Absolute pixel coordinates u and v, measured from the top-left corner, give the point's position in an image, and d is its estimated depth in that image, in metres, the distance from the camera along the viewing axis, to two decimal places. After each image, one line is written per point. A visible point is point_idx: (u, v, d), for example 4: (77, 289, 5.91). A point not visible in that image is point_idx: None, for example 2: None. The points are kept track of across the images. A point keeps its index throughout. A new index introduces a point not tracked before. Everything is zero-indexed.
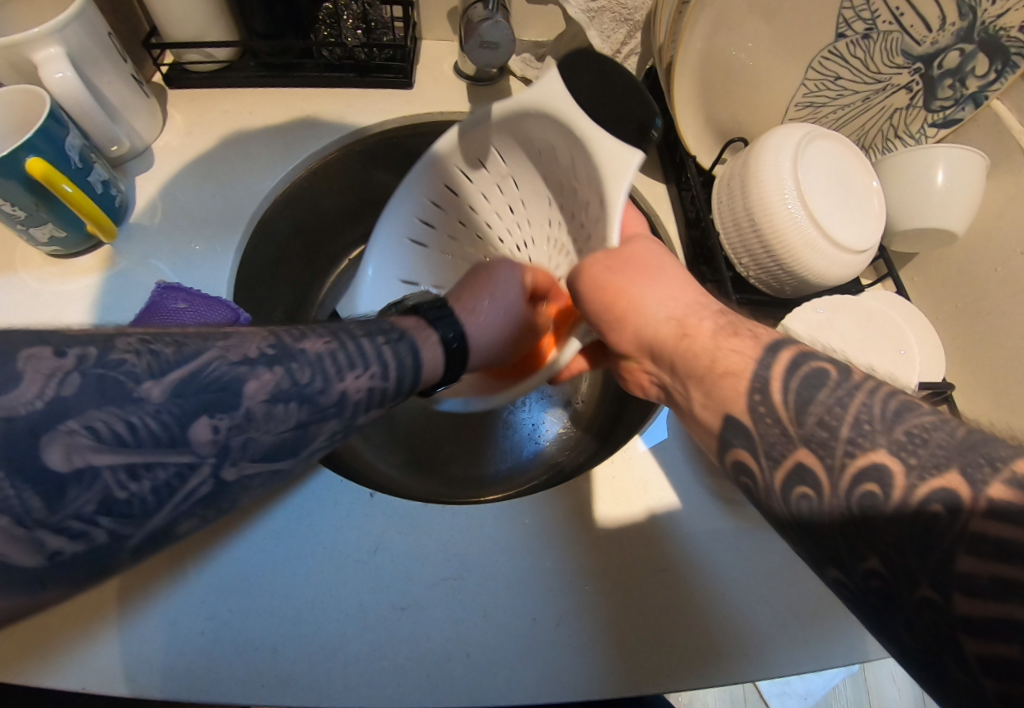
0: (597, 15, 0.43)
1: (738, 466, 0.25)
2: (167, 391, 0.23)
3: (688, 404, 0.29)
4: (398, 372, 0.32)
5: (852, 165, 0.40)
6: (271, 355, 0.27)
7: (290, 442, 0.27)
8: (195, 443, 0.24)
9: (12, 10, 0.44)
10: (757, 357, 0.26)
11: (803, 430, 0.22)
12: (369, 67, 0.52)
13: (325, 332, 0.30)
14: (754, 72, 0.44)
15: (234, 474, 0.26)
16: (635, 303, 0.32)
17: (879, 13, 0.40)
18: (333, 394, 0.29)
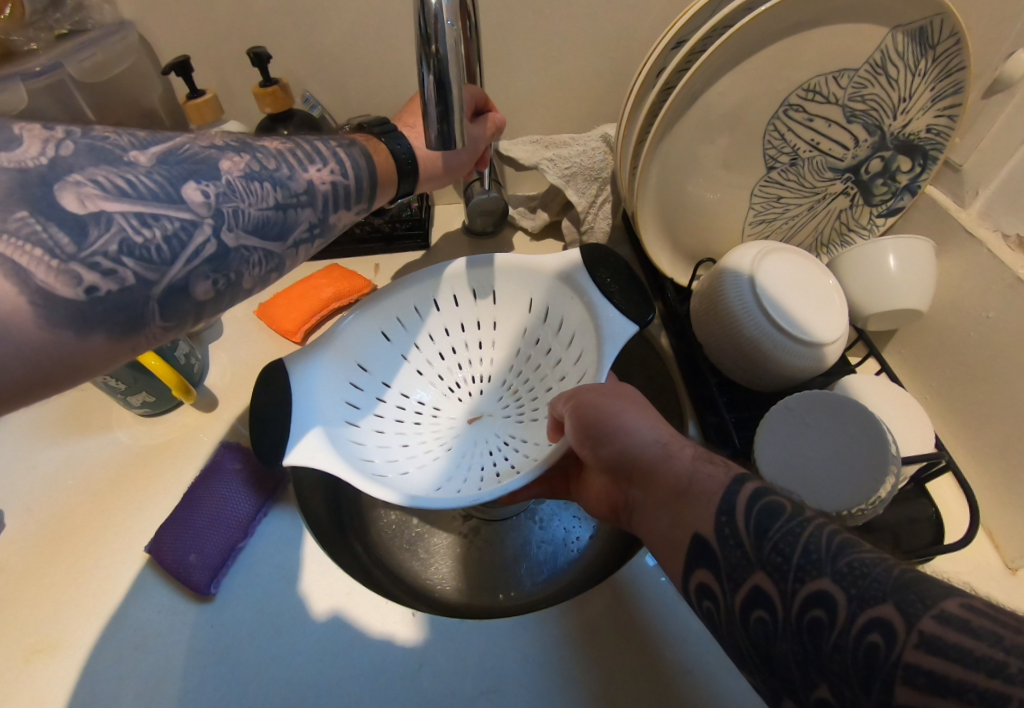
0: (572, 177, 0.53)
1: (704, 591, 0.30)
2: (152, 159, 0.29)
3: (663, 524, 0.34)
4: (355, 173, 0.40)
5: (807, 267, 0.47)
6: (236, 145, 0.34)
7: (272, 221, 0.34)
8: (191, 202, 0.30)
9: None
10: (725, 483, 0.31)
11: (761, 555, 0.27)
12: (393, 236, 0.64)
13: (283, 139, 0.37)
14: (710, 200, 0.51)
15: (232, 241, 0.32)
16: (616, 435, 0.38)
17: (798, 147, 0.48)
18: (300, 181, 0.36)
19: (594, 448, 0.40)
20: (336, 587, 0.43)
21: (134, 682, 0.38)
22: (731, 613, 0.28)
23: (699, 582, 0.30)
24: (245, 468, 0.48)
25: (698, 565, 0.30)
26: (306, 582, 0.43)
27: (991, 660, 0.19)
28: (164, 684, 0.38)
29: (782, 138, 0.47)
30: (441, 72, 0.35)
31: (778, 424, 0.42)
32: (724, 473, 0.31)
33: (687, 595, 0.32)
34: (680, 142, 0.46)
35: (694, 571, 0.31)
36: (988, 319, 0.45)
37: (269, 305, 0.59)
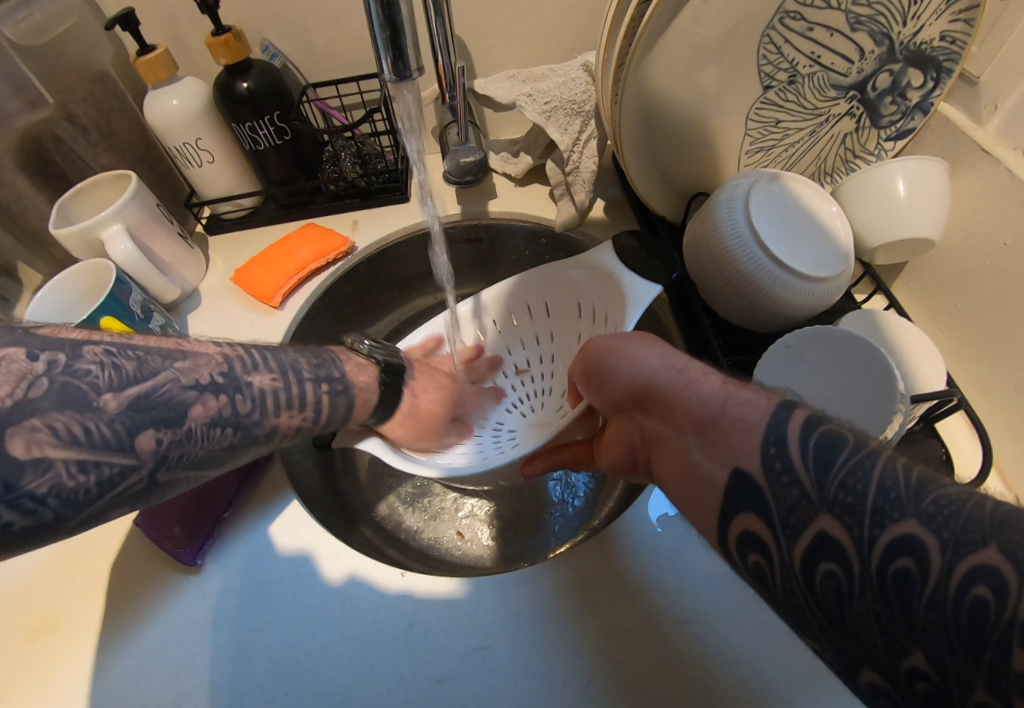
0: (553, 112, 0.48)
1: (749, 543, 0.27)
2: (122, 404, 0.28)
3: (688, 455, 0.32)
4: (327, 412, 0.41)
5: (809, 192, 0.43)
6: (219, 384, 0.33)
7: (221, 456, 0.34)
8: (141, 449, 0.29)
9: (84, 199, 0.55)
10: (771, 412, 0.28)
11: (825, 495, 0.23)
12: (371, 190, 0.59)
13: (274, 368, 0.37)
14: (702, 130, 0.47)
15: (167, 476, 0.30)
16: (631, 369, 0.39)
17: (796, 61, 0.44)
18: (266, 424, 0.36)
19: (609, 390, 0.41)
20: (325, 552, 0.42)
21: (135, 648, 0.38)
22: (789, 569, 0.24)
23: (744, 527, 0.27)
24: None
25: (738, 511, 0.27)
26: (296, 550, 0.42)
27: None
28: (160, 650, 0.38)
29: (779, 51, 0.43)
30: None
31: (773, 364, 0.40)
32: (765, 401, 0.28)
33: (727, 554, 0.28)
34: (671, 64, 0.41)
35: (734, 520, 0.28)
36: (1007, 247, 0.42)
37: (244, 271, 0.56)
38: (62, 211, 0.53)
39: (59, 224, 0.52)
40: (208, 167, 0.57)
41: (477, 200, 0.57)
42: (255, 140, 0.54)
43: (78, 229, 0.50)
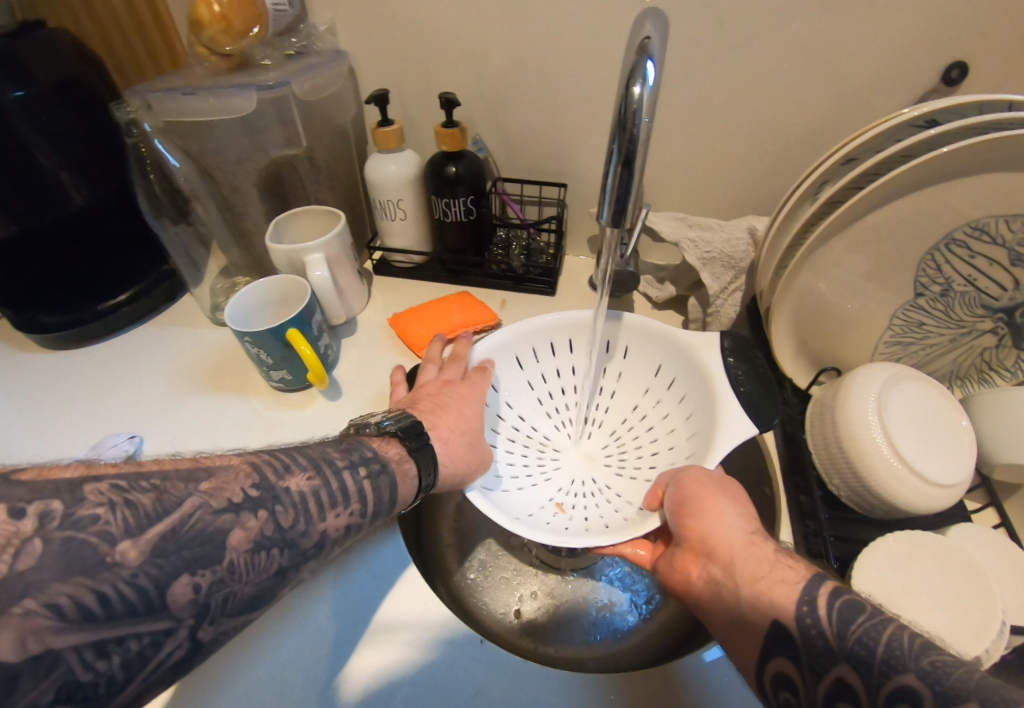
0: (711, 262, 0.55)
1: (782, 681, 0.32)
2: (144, 552, 0.25)
3: (733, 600, 0.36)
4: (374, 509, 0.38)
5: (941, 403, 0.47)
6: (255, 498, 0.31)
7: (267, 591, 0.31)
8: (174, 606, 0.26)
9: (296, 221, 0.66)
10: (806, 579, 0.33)
11: (844, 646, 0.29)
12: (524, 278, 0.67)
13: (309, 466, 0.35)
14: (844, 310, 0.52)
15: (209, 634, 0.28)
16: (712, 517, 0.40)
17: (951, 279, 0.48)
18: (314, 534, 0.34)
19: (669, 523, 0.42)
20: (413, 593, 0.47)
21: None
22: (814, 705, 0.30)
23: (778, 671, 0.32)
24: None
25: (777, 653, 0.32)
26: (389, 582, 0.47)
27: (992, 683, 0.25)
28: (255, 636, 0.43)
29: (938, 269, 0.48)
30: (631, 154, 0.41)
31: (882, 549, 0.42)
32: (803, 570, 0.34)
33: (760, 691, 0.33)
34: (830, 251, 0.48)
35: (771, 660, 0.33)
36: None
37: (402, 317, 0.64)
38: (277, 228, 0.64)
39: (273, 238, 0.63)
40: (398, 223, 0.67)
41: (615, 310, 0.63)
42: (445, 213, 0.64)
43: (289, 249, 0.59)
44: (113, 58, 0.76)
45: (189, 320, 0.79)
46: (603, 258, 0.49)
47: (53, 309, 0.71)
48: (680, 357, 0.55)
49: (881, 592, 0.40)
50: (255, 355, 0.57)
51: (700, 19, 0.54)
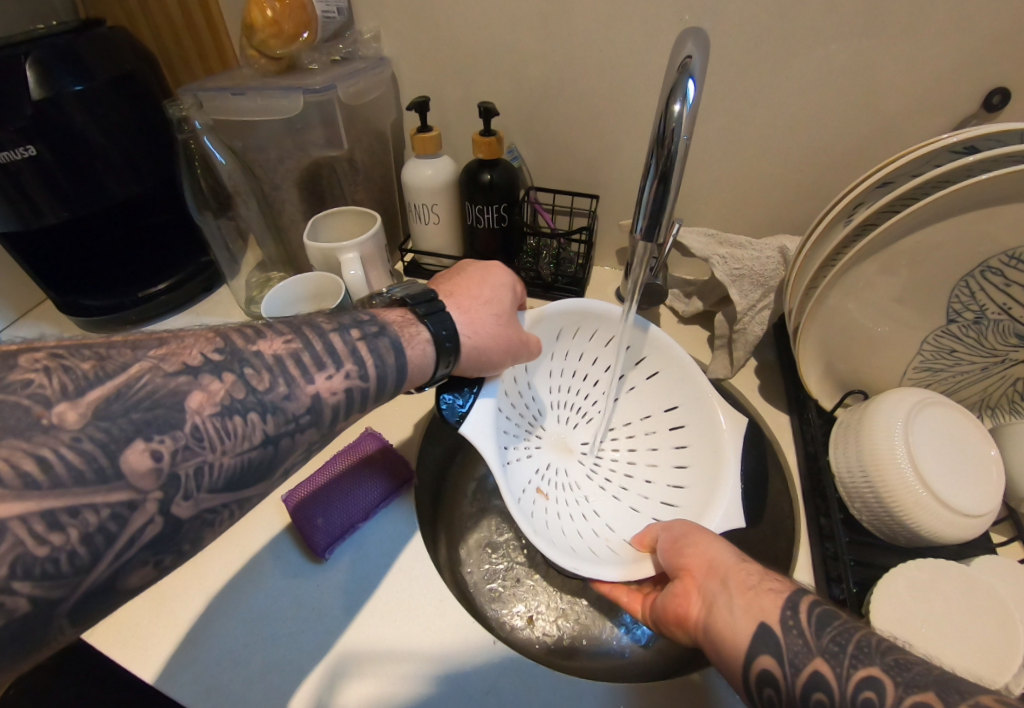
0: (739, 279, 0.55)
1: (766, 682, 0.32)
2: (83, 416, 0.27)
3: (720, 613, 0.35)
4: (376, 374, 0.40)
5: (970, 431, 0.47)
6: (218, 363, 0.33)
7: (257, 459, 0.33)
8: (131, 477, 0.27)
9: (333, 222, 0.68)
10: (788, 591, 0.35)
11: (820, 644, 0.31)
12: (552, 286, 0.68)
13: (288, 334, 0.37)
14: (872, 333, 0.52)
15: (186, 508, 0.30)
16: (703, 538, 0.40)
17: (985, 306, 0.47)
18: (301, 398, 0.35)
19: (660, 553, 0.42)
20: (429, 588, 0.48)
21: (263, 608, 0.46)
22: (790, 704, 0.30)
23: (763, 674, 0.32)
24: (384, 457, 0.56)
25: (760, 654, 0.32)
26: (408, 577, 0.49)
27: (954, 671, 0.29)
28: (280, 619, 0.45)
29: (971, 296, 0.47)
30: (667, 168, 0.42)
31: (905, 575, 0.42)
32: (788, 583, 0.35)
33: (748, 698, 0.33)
34: (862, 273, 0.48)
35: (754, 664, 0.32)
36: None
37: None
38: (314, 227, 0.66)
39: (310, 236, 0.65)
40: (431, 227, 0.69)
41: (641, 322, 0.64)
42: (478, 219, 0.66)
43: (325, 248, 0.61)
44: (165, 56, 0.80)
45: (223, 311, 0.81)
46: (635, 269, 0.50)
47: (95, 294, 0.75)
48: (698, 407, 0.55)
49: (902, 618, 0.39)
50: None
51: (740, 38, 0.55)
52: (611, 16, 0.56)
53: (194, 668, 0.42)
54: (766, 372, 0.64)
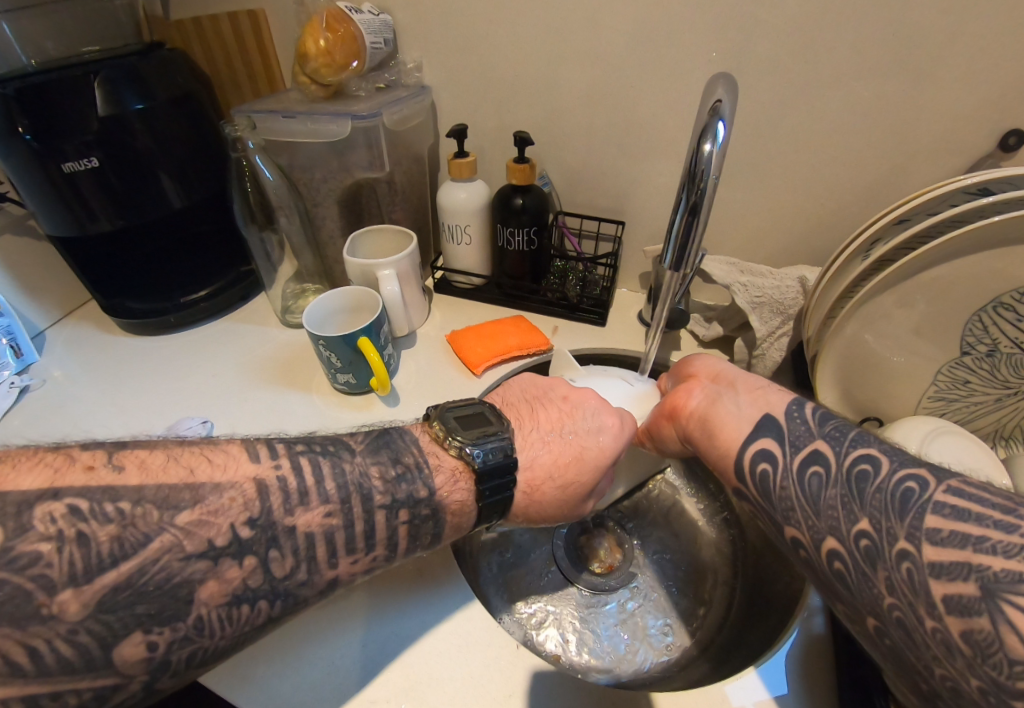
0: (760, 306, 0.58)
1: (764, 457, 0.42)
2: (86, 606, 0.29)
3: (729, 403, 0.46)
4: (401, 553, 0.41)
5: (983, 460, 0.49)
6: (245, 542, 0.34)
7: (248, 637, 0.35)
8: (122, 664, 0.29)
9: (370, 239, 0.72)
10: (789, 400, 0.45)
11: (821, 432, 0.41)
12: (577, 306, 0.71)
13: (331, 500, 0.38)
14: (888, 363, 0.54)
15: (168, 683, 0.32)
16: (709, 358, 0.53)
17: (998, 341, 0.49)
18: (320, 579, 0.37)
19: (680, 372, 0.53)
20: (456, 594, 0.50)
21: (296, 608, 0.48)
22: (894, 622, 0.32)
23: (763, 449, 0.42)
24: None
25: (765, 436, 0.43)
26: (435, 583, 0.50)
27: (1008, 520, 0.30)
28: (313, 617, 0.48)
29: (985, 329, 0.49)
30: (697, 204, 0.45)
31: None
32: (789, 394, 0.45)
33: (742, 472, 0.43)
34: (878, 306, 0.51)
35: (758, 438, 0.43)
36: None
37: (461, 335, 0.69)
38: (352, 244, 0.70)
39: (349, 253, 0.69)
40: (463, 247, 0.72)
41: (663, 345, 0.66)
42: (508, 241, 0.69)
43: (364, 264, 0.65)
44: (218, 78, 0.85)
45: (259, 319, 0.85)
46: (664, 296, 0.53)
47: (139, 298, 0.79)
48: None
49: None
50: (326, 358, 0.62)
51: (766, 81, 0.59)
52: (644, 54, 0.60)
53: (231, 663, 0.45)
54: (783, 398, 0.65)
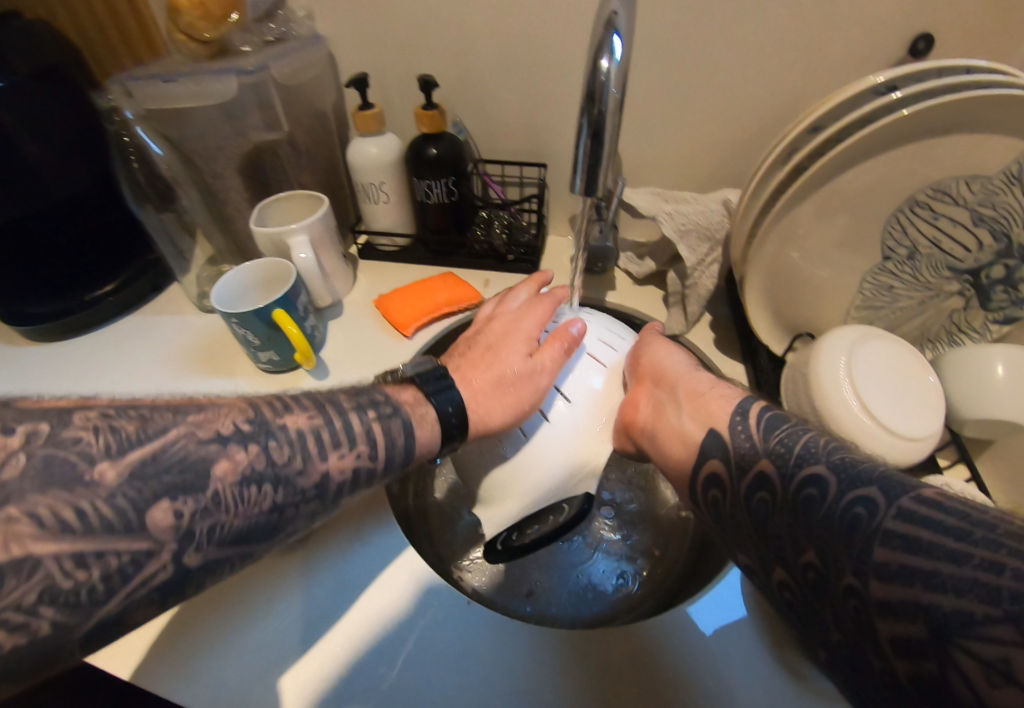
0: (686, 233, 0.56)
1: (713, 481, 0.38)
2: (121, 474, 0.29)
3: (673, 419, 0.42)
4: (386, 459, 0.40)
5: (911, 362, 0.49)
6: (247, 433, 0.34)
7: (263, 525, 0.34)
8: (155, 529, 0.29)
9: (279, 207, 0.66)
10: (733, 404, 0.40)
11: (767, 446, 0.35)
12: (506, 257, 0.69)
13: (309, 408, 0.39)
14: (816, 277, 0.53)
15: (198, 561, 0.31)
16: (659, 352, 0.48)
17: (917, 243, 0.50)
18: (314, 474, 0.36)
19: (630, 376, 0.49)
20: (403, 556, 0.47)
21: (230, 594, 0.44)
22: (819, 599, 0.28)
23: (712, 471, 0.38)
24: None
25: (712, 457, 0.38)
26: (379, 549, 0.48)
27: (957, 533, 0.24)
28: (250, 600, 0.44)
29: (904, 232, 0.49)
30: (598, 123, 0.42)
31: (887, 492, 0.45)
32: (734, 394, 0.41)
33: (696, 492, 0.39)
34: (797, 218, 0.50)
35: (707, 462, 0.38)
36: None
37: (387, 298, 0.65)
38: (260, 214, 0.65)
39: (256, 223, 0.63)
40: (381, 206, 0.68)
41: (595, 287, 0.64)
42: (427, 194, 0.65)
43: (272, 232, 0.60)
44: None
45: (175, 309, 0.79)
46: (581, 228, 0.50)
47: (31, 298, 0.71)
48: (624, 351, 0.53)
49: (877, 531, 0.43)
50: (241, 336, 0.57)
51: None
52: None
53: (161, 659, 0.41)
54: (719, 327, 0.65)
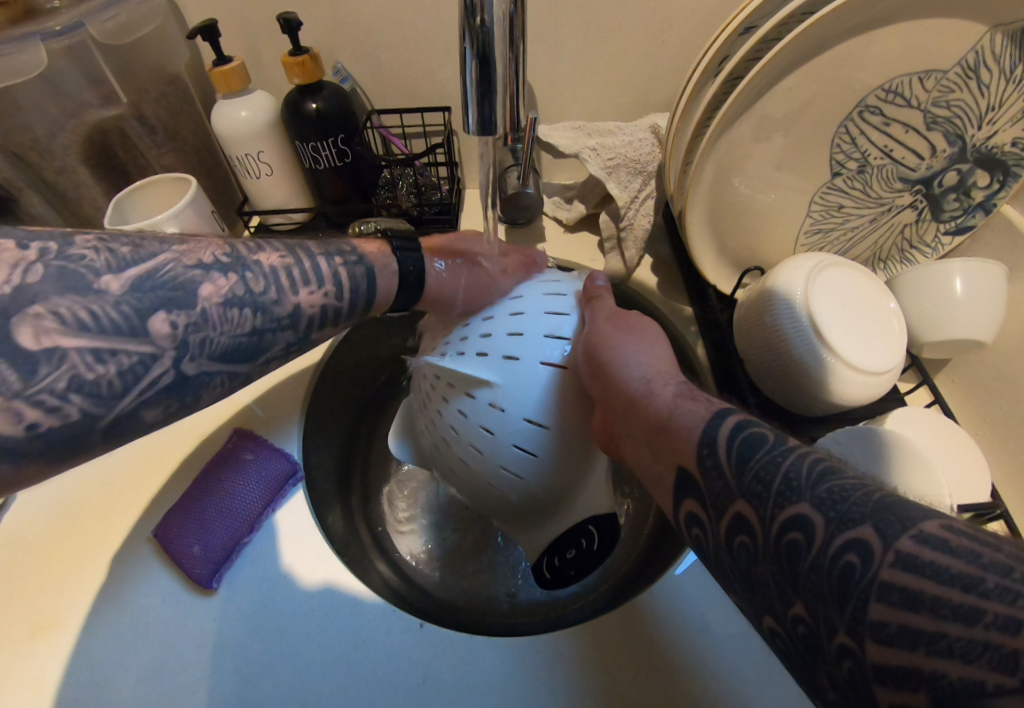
0: (615, 169, 0.50)
1: (692, 520, 0.30)
2: (124, 286, 0.28)
3: (645, 460, 0.34)
4: (351, 297, 0.39)
5: (869, 287, 0.45)
6: (226, 264, 0.33)
7: (247, 346, 0.33)
8: (155, 334, 0.28)
9: (141, 195, 0.55)
10: (703, 422, 0.31)
11: (741, 483, 0.27)
12: (421, 220, 0.62)
13: (280, 251, 0.37)
14: (761, 206, 0.48)
15: (193, 369, 0.30)
16: (611, 354, 0.38)
17: (869, 152, 0.44)
18: (287, 306, 0.35)
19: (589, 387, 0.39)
20: (343, 584, 0.40)
21: (133, 663, 0.36)
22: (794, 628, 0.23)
23: (686, 512, 0.30)
24: (254, 461, 0.45)
25: (687, 498, 0.30)
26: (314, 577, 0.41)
27: (968, 576, 0.19)
28: (162, 666, 0.36)
29: (853, 142, 0.44)
30: (486, 45, 0.34)
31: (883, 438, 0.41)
32: (703, 413, 0.31)
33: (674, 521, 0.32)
34: (735, 141, 0.43)
35: (684, 501, 0.30)
36: None
37: None
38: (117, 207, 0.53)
39: (115, 220, 0.52)
40: (265, 180, 0.58)
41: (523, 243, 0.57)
42: (315, 158, 0.55)
43: (133, 228, 0.49)
44: None
45: None
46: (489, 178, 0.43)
47: None
48: None
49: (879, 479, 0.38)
50: None
51: None
52: None
53: None
54: (661, 271, 0.60)
